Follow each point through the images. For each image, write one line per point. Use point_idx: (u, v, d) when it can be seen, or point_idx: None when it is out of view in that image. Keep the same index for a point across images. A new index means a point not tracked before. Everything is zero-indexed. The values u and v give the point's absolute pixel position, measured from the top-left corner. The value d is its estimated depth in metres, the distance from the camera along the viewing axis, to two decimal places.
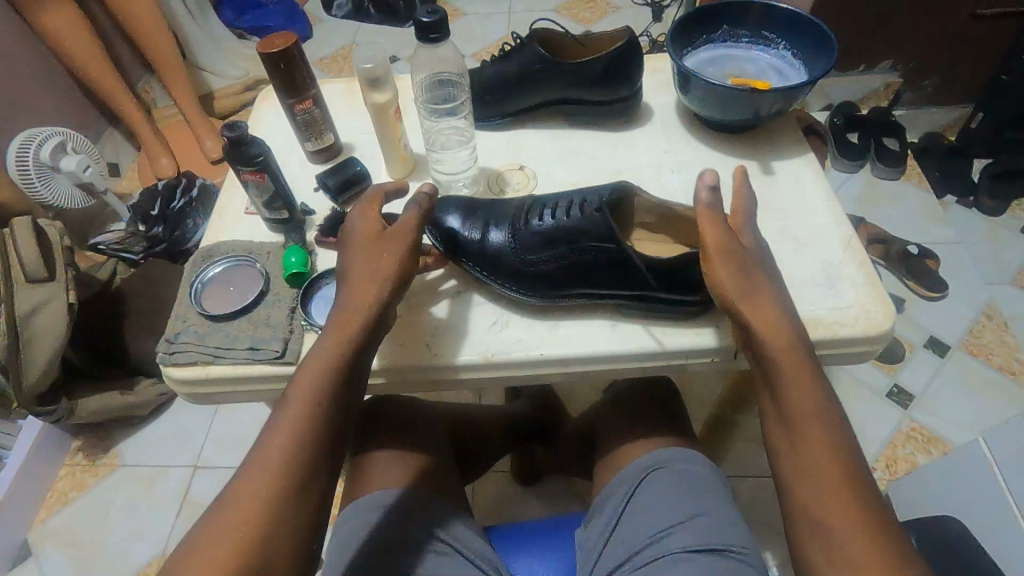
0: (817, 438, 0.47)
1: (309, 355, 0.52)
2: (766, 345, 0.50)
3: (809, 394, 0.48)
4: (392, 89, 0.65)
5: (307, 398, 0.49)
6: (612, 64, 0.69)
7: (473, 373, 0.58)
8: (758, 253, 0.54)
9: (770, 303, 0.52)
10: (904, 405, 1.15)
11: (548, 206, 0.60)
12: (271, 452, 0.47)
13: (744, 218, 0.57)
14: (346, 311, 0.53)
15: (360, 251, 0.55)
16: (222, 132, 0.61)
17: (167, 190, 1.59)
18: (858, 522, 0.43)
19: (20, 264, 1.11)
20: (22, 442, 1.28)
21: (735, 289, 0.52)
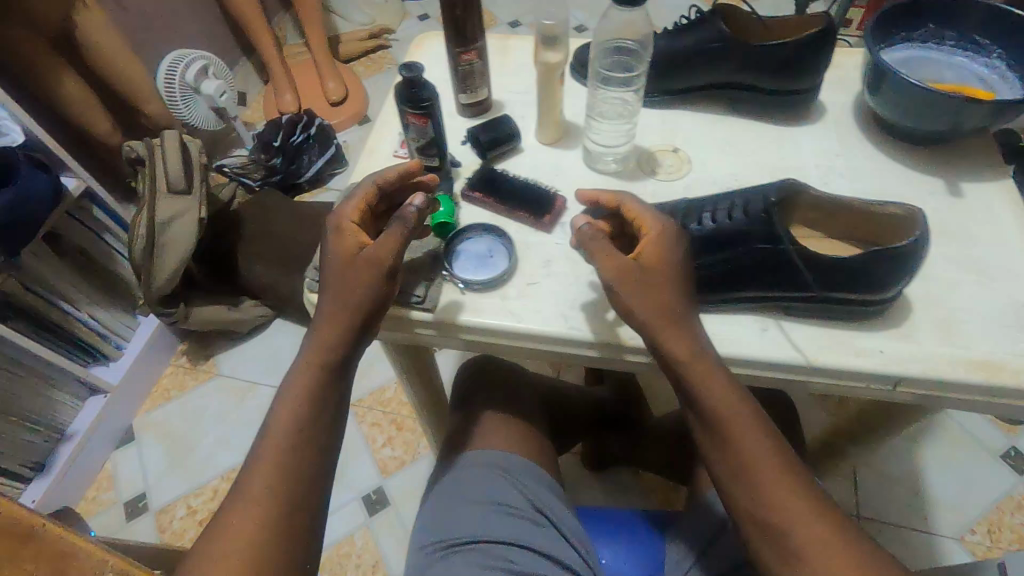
0: (768, 461, 0.47)
1: (284, 385, 0.56)
2: (678, 367, 0.50)
3: (735, 415, 0.48)
4: (566, 50, 0.62)
5: (284, 429, 0.54)
6: (798, 52, 0.64)
7: (473, 333, 0.59)
8: (676, 270, 0.51)
9: (676, 325, 0.50)
10: (1020, 471, 1.04)
11: (707, 208, 0.55)
12: (255, 482, 0.52)
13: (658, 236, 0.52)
14: (321, 333, 0.56)
15: (331, 275, 0.57)
16: (399, 71, 0.61)
17: (289, 124, 1.64)
18: (819, 549, 0.44)
19: (165, 174, 1.19)
20: (139, 337, 1.38)
21: (652, 310, 0.50)
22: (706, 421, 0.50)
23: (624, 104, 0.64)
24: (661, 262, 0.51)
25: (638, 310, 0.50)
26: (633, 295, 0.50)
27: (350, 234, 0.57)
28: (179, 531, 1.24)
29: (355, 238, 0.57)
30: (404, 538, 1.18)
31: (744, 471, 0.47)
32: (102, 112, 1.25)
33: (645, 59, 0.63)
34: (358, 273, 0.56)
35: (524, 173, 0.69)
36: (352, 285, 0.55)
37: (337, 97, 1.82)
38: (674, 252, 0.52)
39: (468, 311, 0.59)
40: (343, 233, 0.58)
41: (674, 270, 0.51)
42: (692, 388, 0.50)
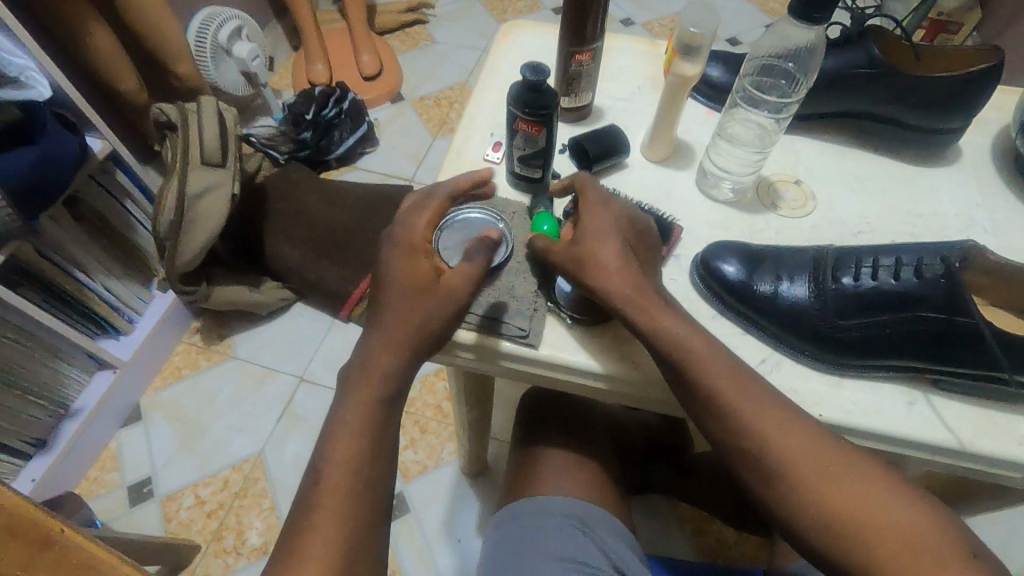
0: (740, 395, 0.45)
1: (333, 413, 0.48)
2: (631, 315, 0.47)
3: (695, 347, 0.46)
4: (704, 62, 0.55)
5: (344, 464, 0.45)
6: (960, 89, 0.57)
7: (516, 362, 0.54)
8: (614, 227, 0.49)
9: (624, 279, 0.47)
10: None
11: (866, 261, 0.48)
12: (314, 540, 0.43)
13: (585, 208, 0.50)
14: (374, 357, 0.48)
15: (395, 298, 0.49)
16: (522, 69, 0.53)
17: (322, 97, 1.53)
18: (807, 467, 0.43)
19: (200, 143, 1.10)
20: (154, 311, 1.27)
21: (620, 299, 0.47)
22: (663, 359, 0.47)
23: (761, 131, 0.58)
24: (595, 233, 0.49)
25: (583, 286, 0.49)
26: (564, 268, 0.49)
27: (423, 252, 0.50)
28: (186, 522, 1.14)
29: (427, 259, 0.50)
30: (424, 549, 1.07)
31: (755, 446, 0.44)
32: (133, 70, 1.15)
33: (806, 87, 0.56)
34: (435, 303, 0.49)
35: (632, 192, 0.62)
36: (425, 315, 0.49)
37: (371, 71, 1.71)
38: (608, 215, 0.49)
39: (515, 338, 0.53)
40: (412, 252, 0.50)
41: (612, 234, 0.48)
42: (652, 335, 0.46)
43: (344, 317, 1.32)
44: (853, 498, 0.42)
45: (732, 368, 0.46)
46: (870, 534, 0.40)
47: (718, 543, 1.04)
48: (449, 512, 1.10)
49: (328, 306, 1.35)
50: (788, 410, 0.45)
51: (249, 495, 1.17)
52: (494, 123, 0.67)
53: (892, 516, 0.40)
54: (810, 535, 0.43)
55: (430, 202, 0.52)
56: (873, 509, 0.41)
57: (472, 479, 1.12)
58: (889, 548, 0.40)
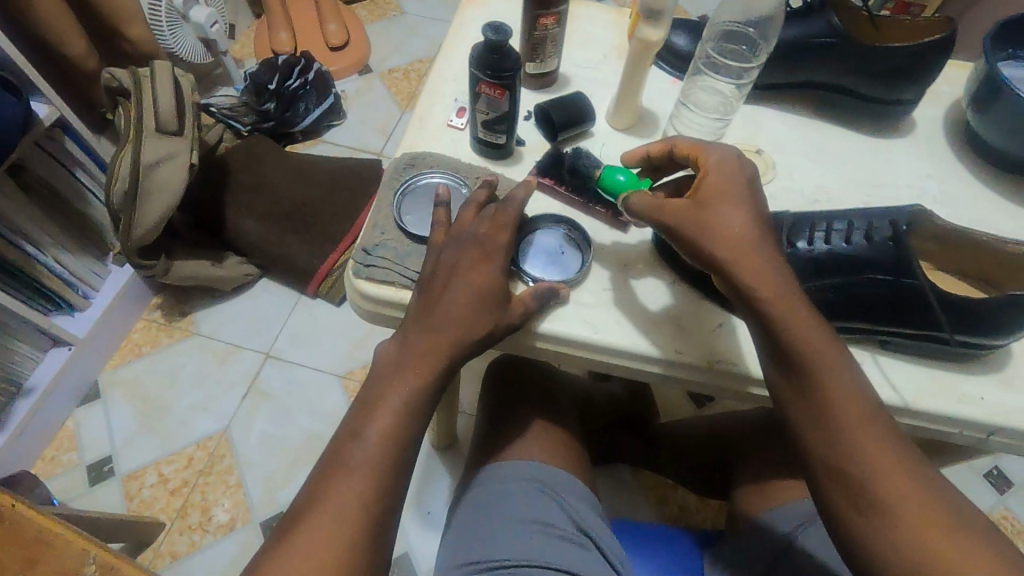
0: (862, 415, 0.42)
1: (389, 385, 0.46)
2: (757, 298, 0.45)
3: (827, 356, 0.43)
4: (667, 28, 0.55)
5: (384, 436, 0.44)
6: (917, 59, 0.58)
7: (553, 344, 0.53)
8: (745, 201, 0.47)
9: (755, 259, 0.45)
10: (1002, 491, 1.06)
11: (819, 226, 0.49)
12: (338, 497, 0.42)
13: (717, 185, 0.47)
14: (427, 336, 0.46)
15: (468, 303, 0.47)
16: (483, 29, 0.53)
17: (286, 66, 1.47)
18: (909, 504, 0.39)
19: (154, 109, 1.05)
20: (110, 287, 1.22)
21: (769, 291, 0.44)
22: (786, 361, 0.45)
23: (722, 98, 0.59)
24: (720, 196, 0.47)
25: (703, 250, 0.46)
26: (682, 230, 0.47)
27: (499, 271, 0.49)
28: (148, 501, 1.12)
29: (501, 279, 0.49)
30: None
31: (861, 457, 0.41)
32: (80, 33, 1.09)
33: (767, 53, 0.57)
34: (500, 323, 0.48)
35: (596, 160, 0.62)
36: (484, 330, 0.47)
37: (337, 41, 1.66)
38: (735, 182, 0.47)
39: (550, 316, 0.53)
40: (488, 266, 0.48)
41: (737, 205, 0.46)
42: (781, 326, 0.44)
43: (311, 293, 1.31)
44: (954, 551, 0.38)
45: (863, 391, 0.43)
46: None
47: (681, 509, 1.08)
48: (418, 485, 1.08)
49: (294, 282, 1.32)
50: (905, 446, 0.42)
51: (214, 473, 1.15)
52: (459, 89, 0.65)
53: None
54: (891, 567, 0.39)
55: (510, 215, 0.50)
56: (975, 566, 0.37)
57: (442, 452, 1.10)
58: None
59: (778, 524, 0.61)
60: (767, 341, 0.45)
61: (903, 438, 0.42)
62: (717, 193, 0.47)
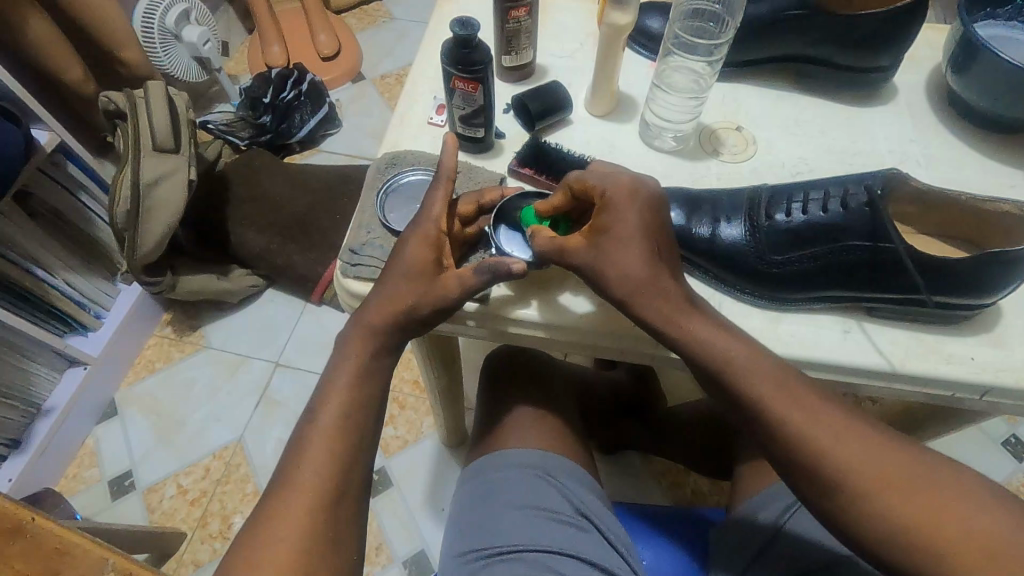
0: (791, 404, 0.43)
1: (332, 364, 0.49)
2: (655, 323, 0.46)
3: (730, 357, 0.45)
4: (634, 11, 0.55)
5: (338, 411, 0.47)
6: (891, 25, 0.58)
7: (523, 327, 0.55)
8: (637, 235, 0.46)
9: (657, 286, 0.46)
10: (1019, 458, 1.05)
11: (796, 196, 0.50)
12: (303, 470, 0.45)
13: (603, 219, 0.47)
14: (369, 315, 0.49)
15: (396, 279, 0.49)
16: (451, 27, 0.54)
17: (279, 79, 1.50)
18: (862, 474, 0.40)
19: (150, 129, 1.08)
20: (120, 305, 1.24)
21: (674, 313, 0.46)
22: (705, 371, 0.46)
23: (696, 76, 0.60)
24: (609, 232, 0.47)
25: (607, 290, 0.47)
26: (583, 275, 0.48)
27: (433, 243, 0.49)
28: (170, 512, 1.13)
29: (435, 255, 0.49)
30: (409, 522, 1.05)
31: (801, 452, 0.42)
32: (76, 58, 1.11)
33: (733, 29, 0.58)
34: (426, 294, 0.48)
35: (577, 147, 0.62)
36: (406, 302, 0.48)
37: (329, 51, 1.67)
38: (627, 218, 0.46)
39: (526, 304, 0.55)
40: (425, 236, 0.49)
41: (631, 244, 0.46)
42: (687, 343, 0.46)
43: (316, 301, 1.32)
44: (912, 504, 0.39)
45: (784, 381, 0.44)
46: (942, 537, 0.38)
47: (694, 494, 1.05)
48: (430, 482, 1.08)
49: (299, 291, 1.33)
50: (844, 418, 0.43)
51: (231, 481, 1.15)
52: (438, 88, 0.66)
53: (974, 525, 0.37)
54: (875, 542, 0.40)
55: (444, 186, 0.51)
56: (951, 516, 0.38)
57: (452, 450, 1.10)
58: (966, 556, 0.37)
59: (766, 513, 0.61)
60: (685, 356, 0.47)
61: (838, 411, 0.43)
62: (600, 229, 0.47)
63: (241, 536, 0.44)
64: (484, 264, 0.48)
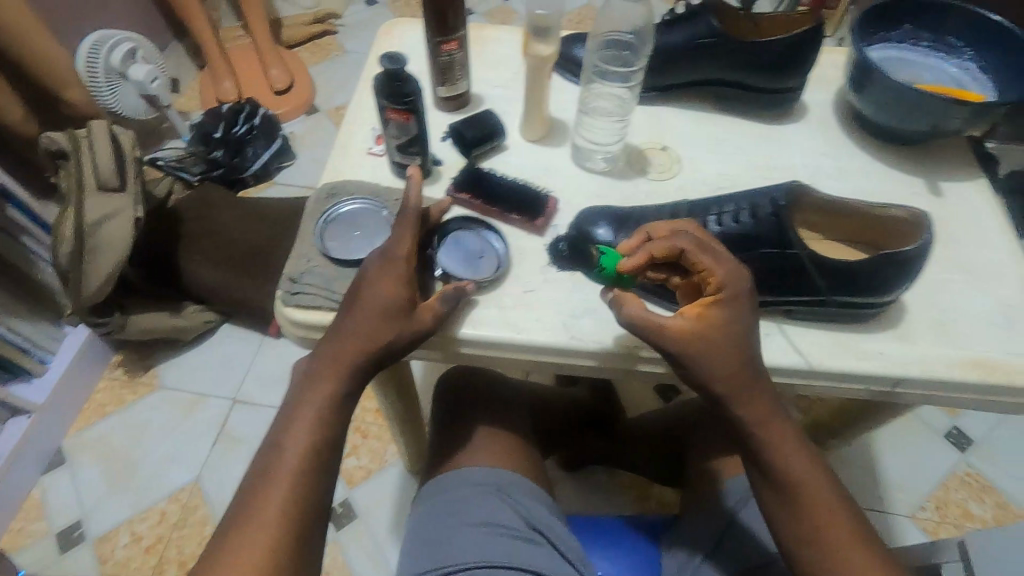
0: (813, 502, 0.47)
1: (298, 395, 0.49)
2: (747, 426, 0.49)
3: (801, 472, 0.48)
4: (557, 43, 0.59)
5: (304, 445, 0.48)
6: (793, 50, 0.63)
7: (472, 349, 0.55)
8: (746, 345, 0.47)
9: (751, 393, 0.48)
10: (961, 449, 1.11)
11: (712, 211, 0.54)
12: (269, 503, 0.46)
13: (720, 316, 0.47)
14: (337, 349, 0.49)
15: (372, 317, 0.49)
16: (381, 62, 0.56)
17: (231, 114, 1.51)
18: None
19: (94, 169, 1.07)
20: (67, 349, 1.20)
21: (762, 421, 0.48)
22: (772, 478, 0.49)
23: (617, 100, 0.63)
24: (722, 328, 0.47)
25: (698, 377, 0.48)
26: (678, 359, 0.48)
27: (406, 280, 0.50)
28: (123, 561, 1.08)
29: (409, 288, 0.50)
30: (376, 554, 1.04)
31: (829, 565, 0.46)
32: (14, 99, 1.09)
33: (643, 56, 0.62)
34: (398, 329, 0.49)
35: (512, 172, 0.65)
36: (368, 340, 0.49)
37: (282, 85, 1.68)
38: (741, 317, 0.47)
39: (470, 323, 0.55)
40: (398, 275, 0.49)
41: (739, 342, 0.47)
42: (771, 451, 0.49)
43: (274, 333, 1.32)
44: None
45: (840, 504, 0.48)
46: None
47: (661, 504, 1.07)
48: (396, 511, 1.07)
49: (256, 324, 1.32)
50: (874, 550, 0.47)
51: (189, 525, 1.12)
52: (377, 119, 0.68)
53: None
54: None
55: (410, 223, 0.52)
56: None
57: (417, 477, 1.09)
58: None
59: (715, 508, 0.65)
60: (754, 460, 0.50)
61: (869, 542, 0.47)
62: (715, 325, 0.47)
63: (203, 560, 0.45)
64: (449, 293, 0.52)
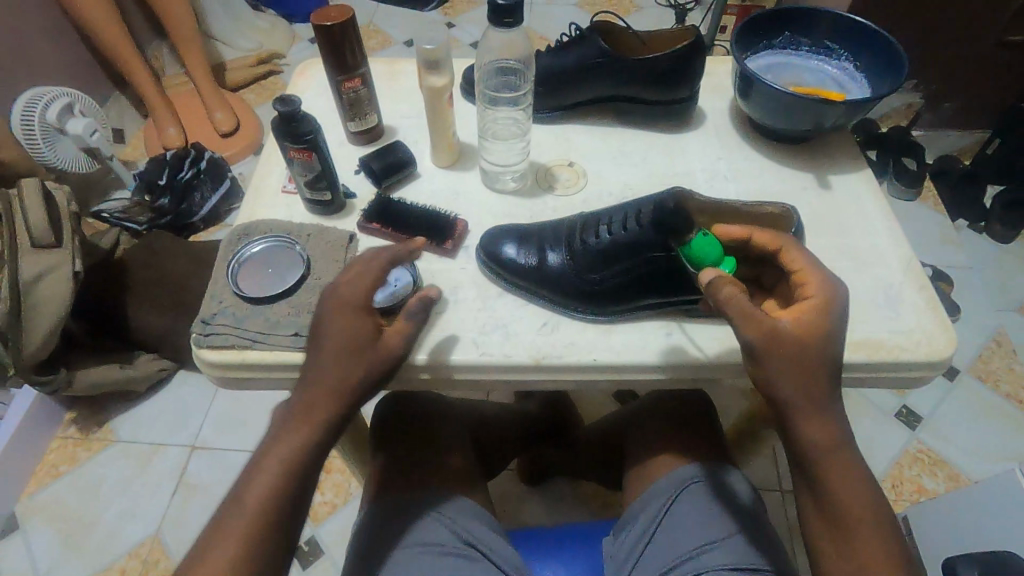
0: (861, 538, 0.46)
1: (271, 441, 0.50)
2: (809, 451, 0.48)
3: (853, 505, 0.47)
4: (450, 74, 0.63)
5: (269, 494, 0.48)
6: (677, 64, 0.66)
7: (462, 373, 0.55)
8: (828, 359, 0.47)
9: (821, 417, 0.47)
10: (912, 427, 1.14)
11: (602, 221, 0.57)
12: (225, 552, 0.46)
13: (818, 334, 0.47)
14: (311, 395, 0.50)
15: (337, 356, 0.49)
16: (274, 105, 0.58)
17: (175, 160, 1.49)
18: None
19: (27, 228, 1.06)
20: (15, 411, 1.18)
21: (825, 448, 0.47)
22: (827, 508, 0.48)
23: (514, 123, 0.66)
24: (815, 342, 0.47)
25: (777, 388, 0.47)
26: (769, 365, 0.47)
27: (364, 312, 0.51)
28: None
29: (370, 318, 0.51)
30: None
31: None
32: None
33: (529, 79, 0.65)
34: (364, 363, 0.50)
35: (423, 199, 0.67)
36: (335, 379, 0.49)
37: (227, 127, 1.67)
38: (835, 337, 0.48)
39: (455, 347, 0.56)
40: (354, 309, 0.50)
41: (829, 360, 0.47)
42: (827, 480, 0.47)
43: None
44: None
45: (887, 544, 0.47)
46: None
47: None
48: None
49: None
50: None
51: None
52: None
53: None
54: None
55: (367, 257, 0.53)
56: None
57: None
58: None
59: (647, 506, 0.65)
60: (809, 484, 0.49)
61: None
62: (811, 341, 0.47)
63: None
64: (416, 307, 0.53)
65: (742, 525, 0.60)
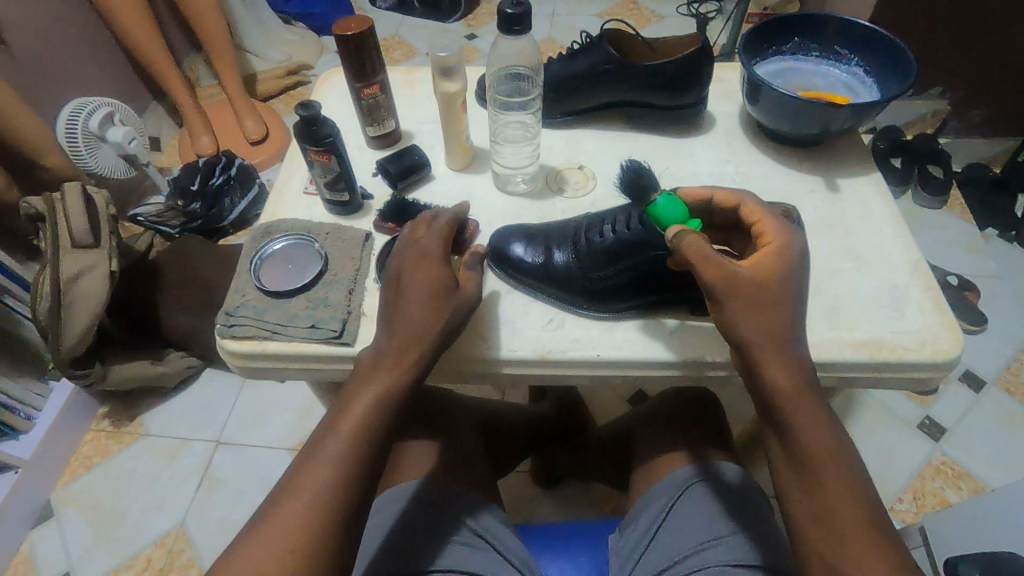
0: (832, 486, 0.44)
1: (357, 384, 0.50)
2: (769, 394, 0.47)
3: (825, 452, 0.45)
4: (462, 80, 0.65)
5: (354, 431, 0.47)
6: (685, 69, 0.68)
7: (518, 368, 0.58)
8: (785, 297, 0.49)
9: (783, 357, 0.47)
10: (935, 438, 1.11)
11: (607, 221, 0.59)
12: (306, 484, 0.45)
13: (778, 278, 0.49)
14: (402, 340, 0.51)
15: (419, 301, 0.52)
16: (297, 111, 0.62)
17: (207, 166, 1.56)
18: None
19: (68, 229, 1.12)
20: (52, 404, 1.24)
21: (791, 392, 0.47)
22: (798, 457, 0.46)
23: (525, 127, 0.68)
24: (775, 284, 0.49)
25: (736, 328, 0.48)
26: (727, 302, 0.48)
27: (439, 261, 0.54)
28: None
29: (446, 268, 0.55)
30: None
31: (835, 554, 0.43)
32: None
33: (537, 86, 0.68)
34: (444, 311, 0.52)
35: (437, 200, 0.70)
36: (418, 326, 0.51)
37: (256, 135, 1.74)
38: (792, 280, 0.49)
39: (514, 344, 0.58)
40: (433, 259, 0.54)
41: (789, 303, 0.49)
42: (791, 426, 0.46)
43: None
44: None
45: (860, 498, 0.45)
46: None
47: None
48: None
49: None
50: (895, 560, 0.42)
51: (174, 568, 1.13)
52: None
53: None
54: None
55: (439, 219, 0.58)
56: None
57: None
58: None
59: (652, 504, 0.66)
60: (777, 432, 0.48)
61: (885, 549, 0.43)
62: (771, 282, 0.49)
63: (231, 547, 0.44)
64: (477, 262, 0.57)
65: (750, 520, 0.60)
